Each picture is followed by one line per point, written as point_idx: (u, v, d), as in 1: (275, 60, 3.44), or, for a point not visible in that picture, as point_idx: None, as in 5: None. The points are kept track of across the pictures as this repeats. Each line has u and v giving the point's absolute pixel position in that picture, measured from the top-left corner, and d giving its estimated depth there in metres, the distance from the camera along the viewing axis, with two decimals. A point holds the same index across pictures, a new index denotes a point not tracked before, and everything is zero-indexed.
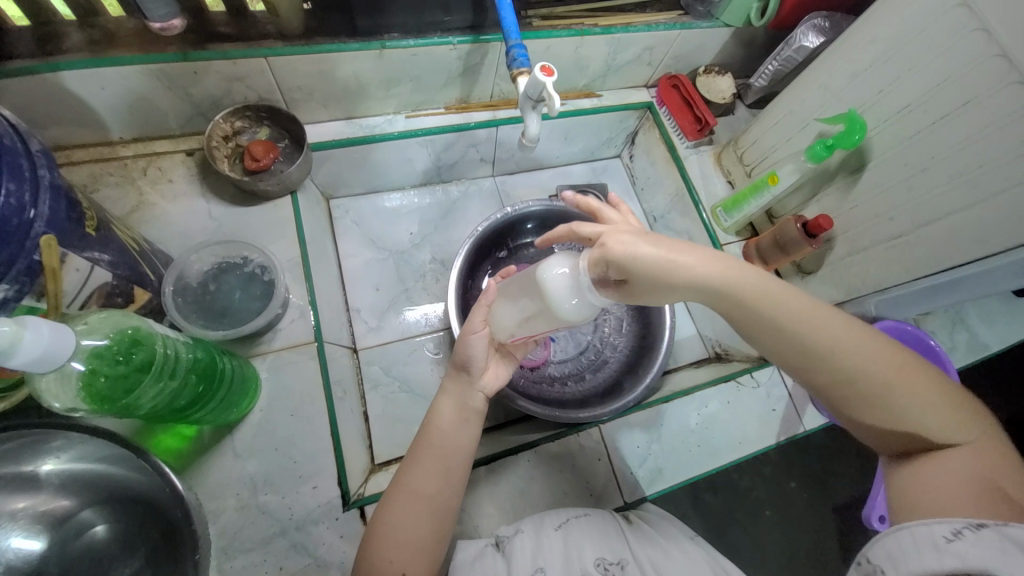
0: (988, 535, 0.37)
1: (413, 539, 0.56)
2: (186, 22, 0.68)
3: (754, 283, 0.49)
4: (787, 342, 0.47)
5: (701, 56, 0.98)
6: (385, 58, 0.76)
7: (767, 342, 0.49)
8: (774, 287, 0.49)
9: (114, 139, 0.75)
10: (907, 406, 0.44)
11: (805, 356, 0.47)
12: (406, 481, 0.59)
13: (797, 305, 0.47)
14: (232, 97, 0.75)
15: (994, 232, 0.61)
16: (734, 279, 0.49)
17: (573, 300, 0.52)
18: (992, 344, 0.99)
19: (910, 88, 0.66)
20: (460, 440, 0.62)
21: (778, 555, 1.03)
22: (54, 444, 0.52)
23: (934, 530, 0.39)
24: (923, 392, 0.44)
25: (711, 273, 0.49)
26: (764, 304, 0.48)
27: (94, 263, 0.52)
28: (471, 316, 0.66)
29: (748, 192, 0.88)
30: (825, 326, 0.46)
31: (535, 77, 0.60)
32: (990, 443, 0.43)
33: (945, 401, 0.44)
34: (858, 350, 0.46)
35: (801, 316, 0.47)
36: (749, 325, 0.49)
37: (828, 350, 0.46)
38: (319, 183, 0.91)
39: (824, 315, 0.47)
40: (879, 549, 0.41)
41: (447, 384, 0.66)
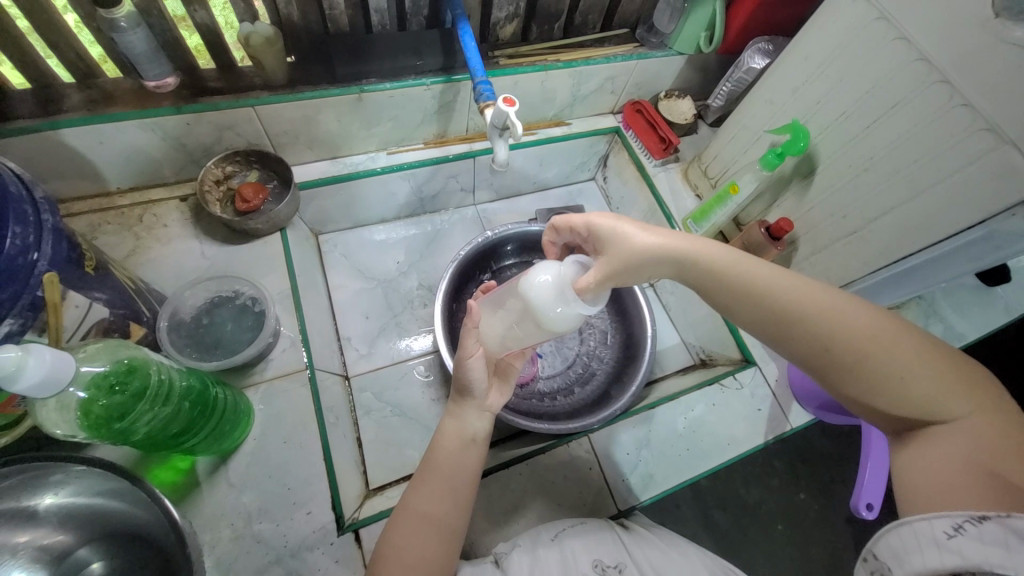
0: (989, 528, 0.36)
1: (421, 562, 0.55)
2: (179, 79, 0.74)
3: (733, 265, 0.53)
4: (766, 314, 0.50)
5: (660, 83, 1.06)
6: (364, 101, 0.82)
7: (748, 317, 0.52)
8: (753, 267, 0.52)
9: (111, 190, 0.80)
10: (891, 375, 0.44)
11: (782, 327, 0.50)
12: (411, 503, 0.59)
13: (776, 280, 0.51)
14: (223, 144, 0.81)
15: (938, 221, 0.65)
16: (707, 254, 0.54)
17: (557, 308, 0.54)
18: (967, 333, 1.01)
19: (845, 96, 0.72)
20: (464, 463, 0.62)
21: (785, 563, 1.02)
22: (53, 478, 0.54)
23: (935, 525, 0.39)
24: (913, 360, 0.44)
25: (685, 248, 0.55)
26: (738, 276, 0.52)
27: (92, 301, 0.56)
28: (464, 339, 0.65)
29: (713, 203, 0.93)
30: (805, 298, 0.49)
31: (499, 108, 0.66)
32: (995, 415, 0.42)
33: (938, 368, 0.44)
34: (839, 318, 0.47)
35: (780, 290, 0.50)
36: (732, 302, 0.53)
37: (805, 320, 0.48)
38: (307, 220, 0.96)
39: (804, 286, 0.50)
40: (884, 545, 0.41)
41: (450, 408, 0.67)
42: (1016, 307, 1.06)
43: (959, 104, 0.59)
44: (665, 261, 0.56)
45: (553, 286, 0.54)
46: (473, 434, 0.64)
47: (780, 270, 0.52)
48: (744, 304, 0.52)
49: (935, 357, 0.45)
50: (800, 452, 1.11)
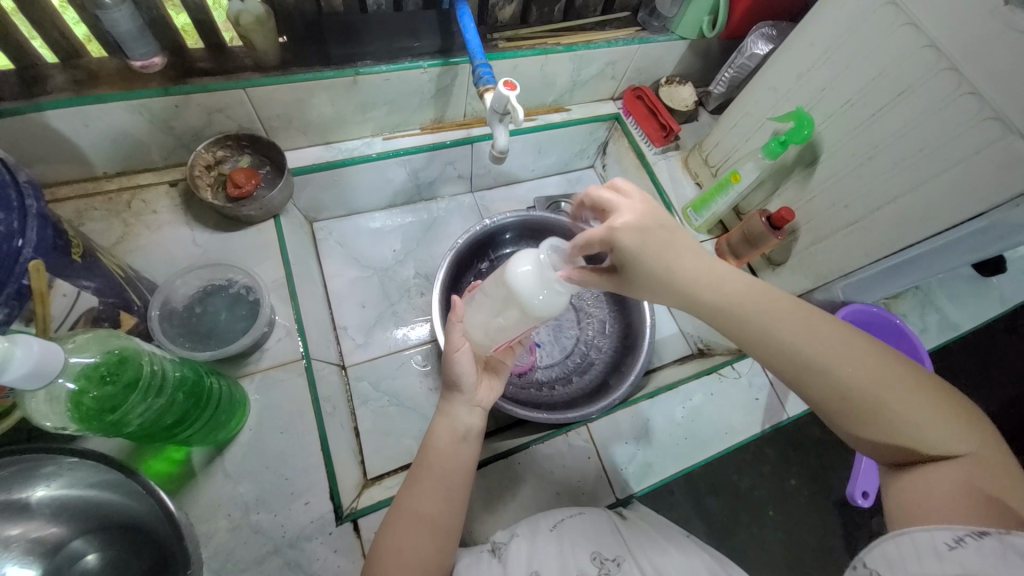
0: (989, 542, 0.36)
1: (415, 562, 0.55)
2: (166, 60, 0.72)
3: (743, 296, 0.49)
4: (774, 350, 0.48)
5: (661, 69, 1.04)
6: (359, 84, 0.80)
7: (755, 350, 0.49)
8: (762, 298, 0.49)
9: (98, 175, 0.78)
10: (898, 417, 0.43)
11: (794, 363, 0.47)
12: (405, 503, 0.58)
13: (785, 314, 0.48)
14: (213, 128, 0.78)
15: (940, 212, 0.64)
16: (720, 286, 0.50)
17: (542, 294, 0.54)
18: (962, 324, 1.02)
19: (849, 84, 0.71)
20: (459, 460, 0.61)
21: (779, 549, 1.03)
22: (45, 470, 0.53)
23: (934, 536, 0.39)
24: (918, 403, 0.43)
25: (699, 279, 0.51)
26: (750, 311, 0.49)
27: (81, 290, 0.54)
28: (448, 333, 0.66)
29: (713, 191, 0.92)
30: (814, 336, 0.46)
31: (499, 92, 0.64)
32: (992, 453, 0.42)
33: (942, 410, 0.43)
34: (850, 358, 0.45)
35: (788, 326, 0.47)
36: (737, 334, 0.50)
37: (818, 359, 0.46)
38: (301, 207, 0.94)
39: (816, 325, 0.47)
40: (878, 554, 0.41)
41: (442, 406, 0.66)
42: (1010, 299, 1.07)
43: (967, 93, 0.58)
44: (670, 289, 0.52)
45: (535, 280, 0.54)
46: (464, 430, 0.63)
47: (790, 303, 0.49)
48: (750, 337, 0.49)
49: (942, 400, 0.44)
50: (794, 441, 1.12)
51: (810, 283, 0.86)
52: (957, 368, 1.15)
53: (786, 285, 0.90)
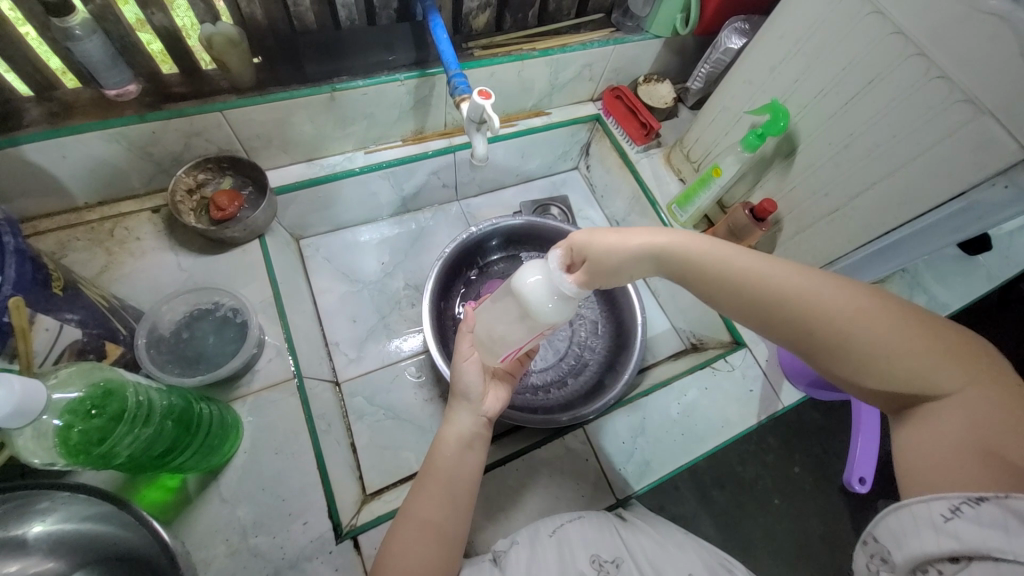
0: (987, 510, 0.36)
1: (421, 570, 0.54)
2: (141, 87, 0.72)
3: (706, 254, 0.51)
4: (740, 299, 0.49)
5: (638, 68, 1.04)
6: (337, 100, 0.80)
7: (727, 304, 0.50)
8: (724, 250, 0.50)
9: (79, 205, 0.77)
10: (875, 357, 0.42)
11: (761, 309, 0.47)
12: (411, 511, 0.58)
13: (750, 264, 0.49)
14: (192, 152, 0.78)
15: (918, 195, 0.65)
16: (679, 245, 0.52)
17: (551, 301, 0.52)
18: (950, 303, 1.03)
19: (822, 74, 0.72)
20: (464, 468, 0.61)
21: (784, 539, 1.03)
22: (39, 506, 0.52)
23: (931, 507, 0.39)
24: (897, 337, 0.42)
25: (661, 242, 0.53)
26: (710, 264, 0.50)
27: (63, 323, 0.54)
28: (459, 345, 0.68)
29: (696, 187, 0.93)
30: (780, 280, 0.47)
31: (474, 102, 0.64)
32: (987, 384, 0.40)
33: (926, 341, 0.42)
34: (818, 299, 0.45)
35: (751, 276, 0.48)
36: (705, 292, 0.52)
37: (781, 301, 0.46)
38: (286, 226, 0.94)
39: (778, 269, 0.47)
40: (884, 528, 0.41)
41: (448, 414, 0.66)
42: (996, 275, 1.08)
43: (935, 77, 0.59)
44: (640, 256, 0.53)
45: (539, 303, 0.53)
46: (468, 437, 0.63)
47: (757, 252, 0.49)
48: (720, 293, 0.50)
49: (923, 329, 0.42)
50: (793, 429, 1.13)
51: None
52: None
53: None
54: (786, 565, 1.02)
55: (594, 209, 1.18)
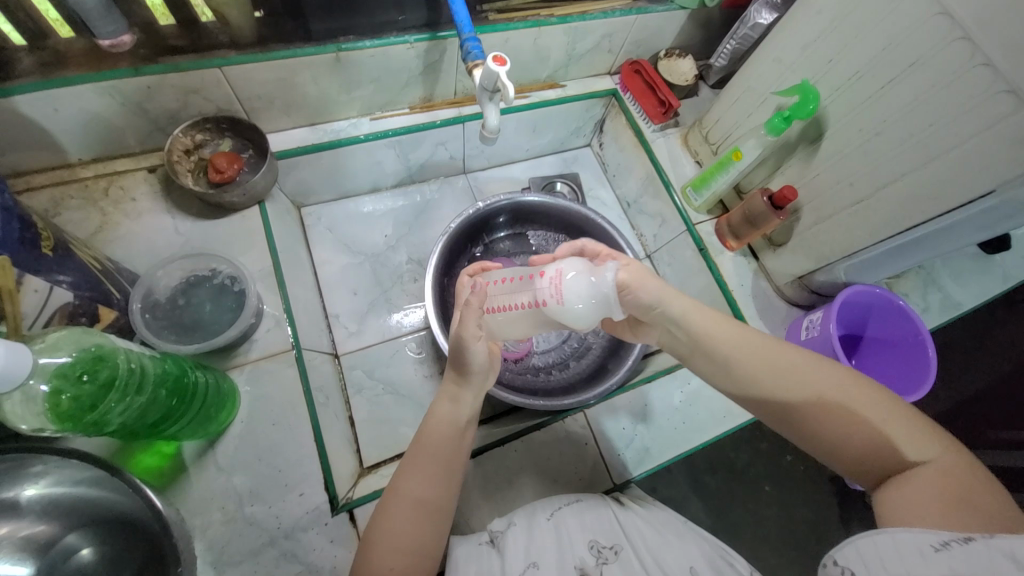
0: (975, 547, 0.37)
1: (415, 547, 0.54)
2: (137, 39, 0.68)
3: (715, 327, 0.58)
4: (745, 373, 0.56)
5: (660, 41, 0.99)
6: (342, 61, 0.76)
7: (731, 376, 0.57)
8: (726, 327, 0.59)
9: (73, 161, 0.74)
10: (857, 427, 0.49)
11: (762, 381, 0.54)
12: (402, 490, 0.57)
13: (751, 343, 0.57)
14: (189, 110, 0.75)
15: (948, 190, 0.62)
16: (691, 315, 0.60)
17: (580, 302, 0.55)
18: (964, 302, 1.01)
19: (858, 55, 0.67)
20: (461, 444, 0.61)
21: (774, 527, 1.05)
22: (33, 469, 0.52)
23: (919, 539, 0.39)
24: (877, 413, 0.49)
25: (677, 309, 0.60)
26: (716, 338, 0.58)
27: (54, 284, 0.52)
28: (464, 320, 0.60)
29: (714, 170, 0.89)
30: (777, 359, 0.55)
31: (488, 68, 0.60)
32: (956, 460, 0.46)
33: (904, 419, 0.48)
34: (811, 375, 0.53)
35: (752, 350, 0.56)
36: (709, 363, 0.59)
37: (781, 375, 0.54)
38: (287, 192, 0.91)
39: (774, 349, 0.56)
40: (852, 552, 0.41)
41: (447, 386, 0.63)
42: (1013, 276, 1.05)
43: (980, 64, 0.55)
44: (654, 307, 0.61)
45: (584, 284, 0.55)
46: (464, 421, 0.62)
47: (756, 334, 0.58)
48: (721, 364, 0.57)
49: (897, 409, 0.49)
50: None
51: (812, 265, 0.84)
52: (955, 344, 1.14)
53: (786, 266, 0.88)
54: (775, 553, 1.03)
55: (605, 188, 1.15)
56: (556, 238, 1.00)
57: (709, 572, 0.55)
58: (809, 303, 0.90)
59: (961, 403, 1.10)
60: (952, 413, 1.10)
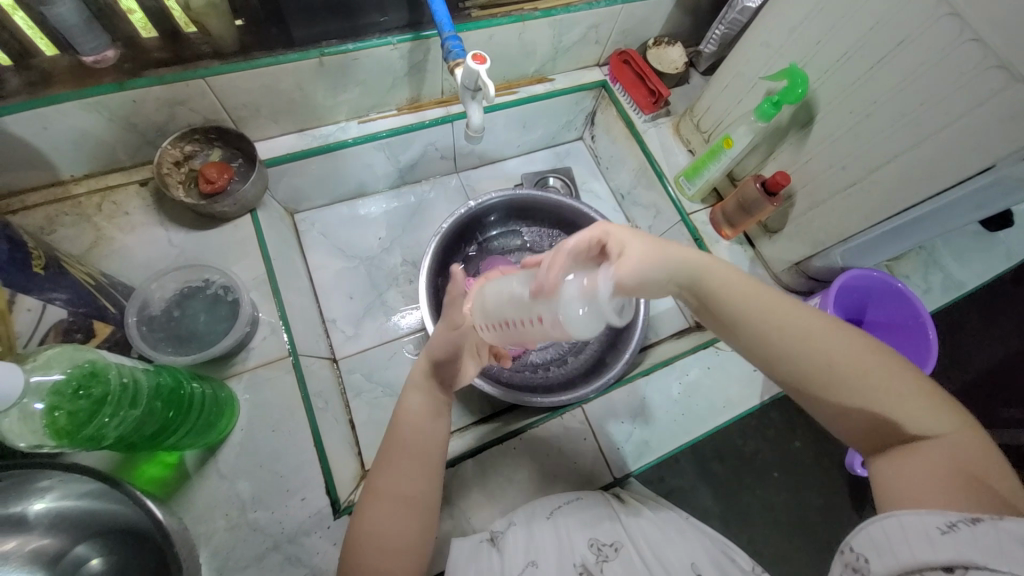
0: (982, 528, 0.37)
1: (399, 541, 0.55)
2: (120, 53, 0.68)
3: (730, 287, 0.54)
4: (755, 335, 0.52)
5: (648, 29, 0.98)
6: (326, 66, 0.76)
7: (739, 336, 0.54)
8: (738, 287, 0.54)
9: (65, 178, 0.74)
10: (870, 393, 0.47)
11: (773, 346, 0.51)
12: (379, 487, 0.57)
13: (766, 304, 0.53)
14: (177, 122, 0.75)
15: (942, 169, 0.61)
16: (703, 273, 0.55)
17: (580, 310, 0.46)
18: (966, 282, 0.99)
19: (846, 36, 0.66)
20: (434, 436, 0.61)
21: (781, 514, 1.04)
22: (38, 484, 0.53)
23: (926, 521, 0.39)
24: (892, 384, 0.47)
25: (688, 266, 0.55)
26: (727, 298, 0.54)
27: (49, 302, 0.53)
28: (449, 310, 0.66)
29: (705, 158, 0.88)
30: (792, 323, 0.51)
31: (468, 67, 0.60)
32: (967, 434, 0.45)
33: (918, 392, 0.47)
34: (827, 341, 0.49)
35: (770, 310, 0.52)
36: (720, 322, 0.55)
37: (795, 339, 0.50)
38: (279, 199, 0.91)
39: (791, 311, 0.52)
40: (864, 538, 0.42)
41: (416, 380, 0.64)
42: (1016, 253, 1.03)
43: (968, 39, 0.54)
44: (665, 280, 0.55)
45: (568, 286, 0.47)
46: (438, 408, 0.63)
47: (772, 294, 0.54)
48: (732, 325, 0.54)
49: (910, 379, 0.47)
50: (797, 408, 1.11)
51: (808, 250, 0.83)
52: (960, 325, 1.13)
53: (783, 253, 0.87)
54: (782, 540, 1.03)
55: (599, 181, 1.14)
56: (551, 234, 0.99)
57: (711, 568, 0.55)
58: (807, 288, 0.89)
59: (967, 382, 1.09)
60: (958, 393, 1.08)
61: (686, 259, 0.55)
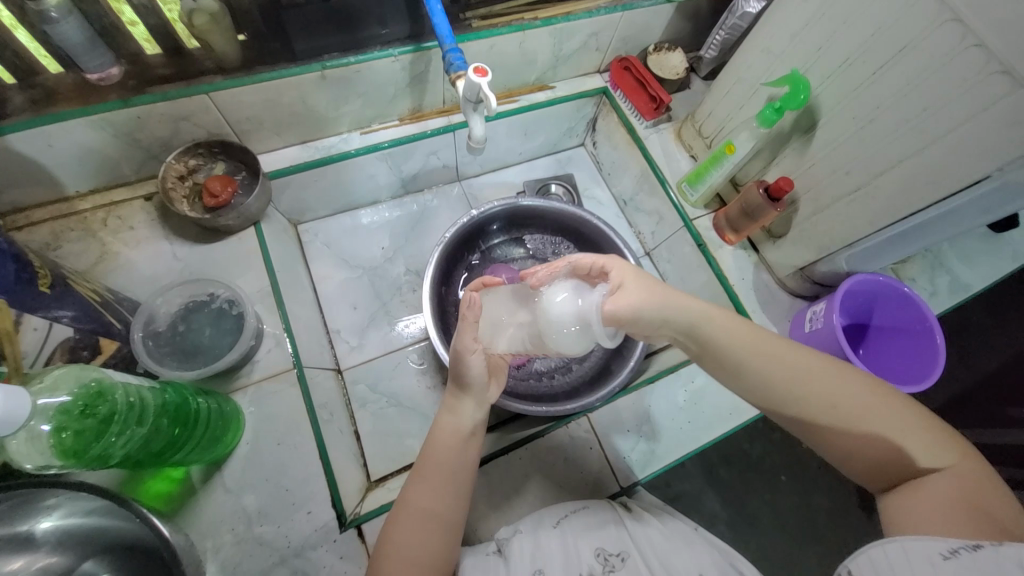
0: (983, 554, 0.38)
1: (421, 558, 0.55)
2: (124, 70, 0.68)
3: (730, 331, 0.56)
4: (758, 380, 0.54)
5: (648, 36, 0.98)
6: (328, 79, 0.77)
7: (742, 381, 0.55)
8: (737, 330, 0.56)
9: (70, 194, 0.75)
10: (875, 431, 0.48)
11: (775, 391, 0.53)
12: (410, 500, 0.57)
13: (763, 349, 0.54)
14: (181, 137, 0.76)
15: (947, 174, 0.60)
16: (701, 319, 0.57)
17: (573, 327, 0.53)
18: (973, 284, 0.99)
19: (847, 42, 0.66)
20: (466, 454, 0.61)
21: (790, 519, 1.03)
22: (44, 503, 0.53)
23: (929, 547, 0.41)
24: (893, 422, 0.49)
25: (687, 314, 0.57)
26: (727, 343, 0.56)
27: (54, 321, 0.54)
28: (461, 334, 0.62)
29: (708, 164, 0.88)
30: (792, 366, 0.53)
31: (470, 80, 0.60)
32: (969, 464, 0.46)
33: (919, 427, 0.48)
34: (826, 383, 0.51)
35: (770, 356, 0.54)
36: (723, 367, 0.56)
37: (796, 384, 0.52)
38: (283, 210, 0.91)
39: (789, 356, 0.53)
40: (866, 561, 0.43)
41: (448, 399, 0.63)
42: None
43: (971, 45, 0.54)
44: (661, 326, 0.58)
45: (572, 309, 0.53)
46: (469, 427, 0.62)
47: (770, 338, 0.55)
48: (735, 371, 0.55)
49: (910, 415, 0.49)
50: None
51: (813, 256, 0.82)
52: (967, 326, 1.12)
53: (787, 258, 0.87)
54: (792, 546, 1.02)
55: (601, 187, 1.14)
56: (554, 241, 0.99)
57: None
58: (813, 293, 0.89)
59: (975, 383, 1.08)
60: (967, 395, 1.07)
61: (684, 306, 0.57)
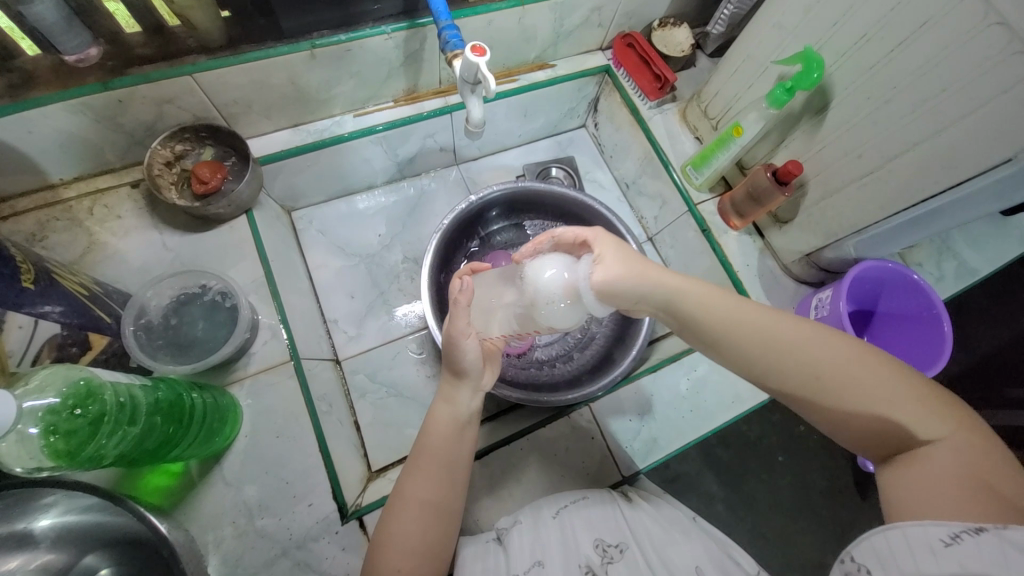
0: (986, 539, 0.36)
1: (420, 546, 0.54)
2: (103, 50, 0.64)
3: (709, 304, 0.54)
4: (739, 354, 0.53)
5: (653, 10, 0.94)
6: (318, 58, 0.73)
7: (724, 356, 0.54)
8: (716, 303, 0.54)
9: (54, 182, 0.72)
10: (863, 402, 0.46)
11: (756, 365, 0.52)
12: (407, 489, 0.57)
13: (742, 321, 0.53)
14: (166, 121, 0.72)
15: (964, 159, 0.58)
16: (677, 294, 0.55)
17: (563, 303, 0.52)
18: (981, 268, 0.97)
19: (864, 17, 0.62)
20: (464, 442, 0.60)
21: (788, 502, 1.04)
22: (44, 501, 0.53)
23: (929, 532, 0.38)
24: (883, 391, 0.46)
25: (664, 287, 0.56)
26: (705, 318, 0.54)
27: (39, 317, 0.52)
28: (453, 319, 0.60)
29: (714, 147, 0.85)
30: (772, 338, 0.51)
31: (467, 59, 0.57)
32: (968, 434, 0.43)
33: (912, 395, 0.45)
34: (809, 354, 0.49)
35: (749, 327, 0.52)
36: (705, 342, 0.55)
37: (777, 356, 0.50)
38: (275, 197, 0.89)
39: (769, 328, 0.51)
40: (868, 549, 0.41)
41: (442, 388, 0.63)
42: None
43: (994, 23, 0.51)
44: (645, 298, 0.56)
45: (560, 282, 0.52)
46: (465, 416, 0.61)
47: (751, 310, 0.53)
48: (716, 344, 0.54)
49: (903, 382, 0.46)
50: None
51: (820, 241, 0.80)
52: (972, 311, 1.10)
53: (793, 243, 0.85)
54: (790, 528, 1.03)
55: (603, 170, 1.11)
56: (554, 227, 0.97)
57: (714, 571, 0.54)
58: (818, 279, 0.87)
59: (977, 368, 1.08)
60: (968, 378, 1.07)
61: (661, 279, 0.55)
